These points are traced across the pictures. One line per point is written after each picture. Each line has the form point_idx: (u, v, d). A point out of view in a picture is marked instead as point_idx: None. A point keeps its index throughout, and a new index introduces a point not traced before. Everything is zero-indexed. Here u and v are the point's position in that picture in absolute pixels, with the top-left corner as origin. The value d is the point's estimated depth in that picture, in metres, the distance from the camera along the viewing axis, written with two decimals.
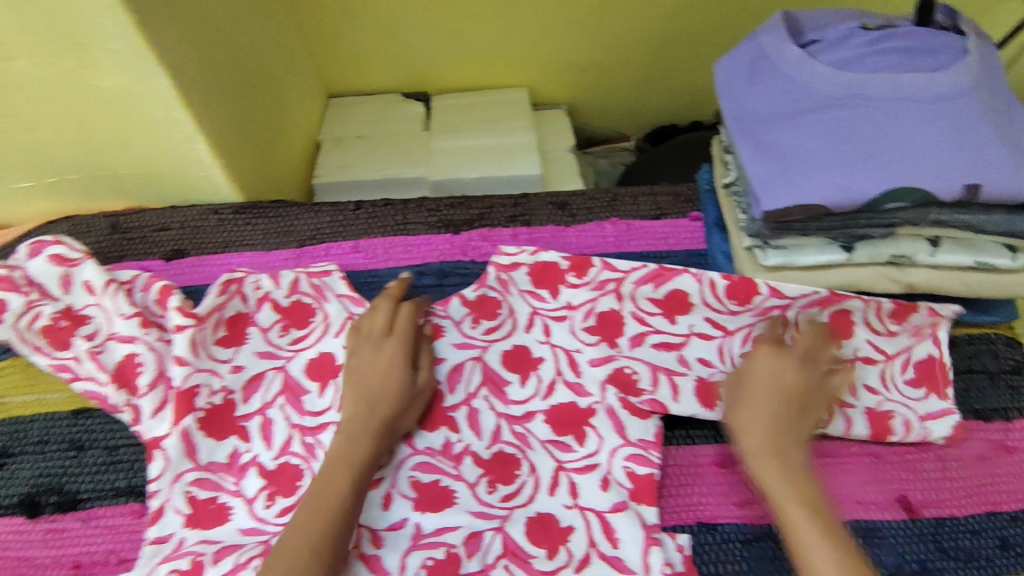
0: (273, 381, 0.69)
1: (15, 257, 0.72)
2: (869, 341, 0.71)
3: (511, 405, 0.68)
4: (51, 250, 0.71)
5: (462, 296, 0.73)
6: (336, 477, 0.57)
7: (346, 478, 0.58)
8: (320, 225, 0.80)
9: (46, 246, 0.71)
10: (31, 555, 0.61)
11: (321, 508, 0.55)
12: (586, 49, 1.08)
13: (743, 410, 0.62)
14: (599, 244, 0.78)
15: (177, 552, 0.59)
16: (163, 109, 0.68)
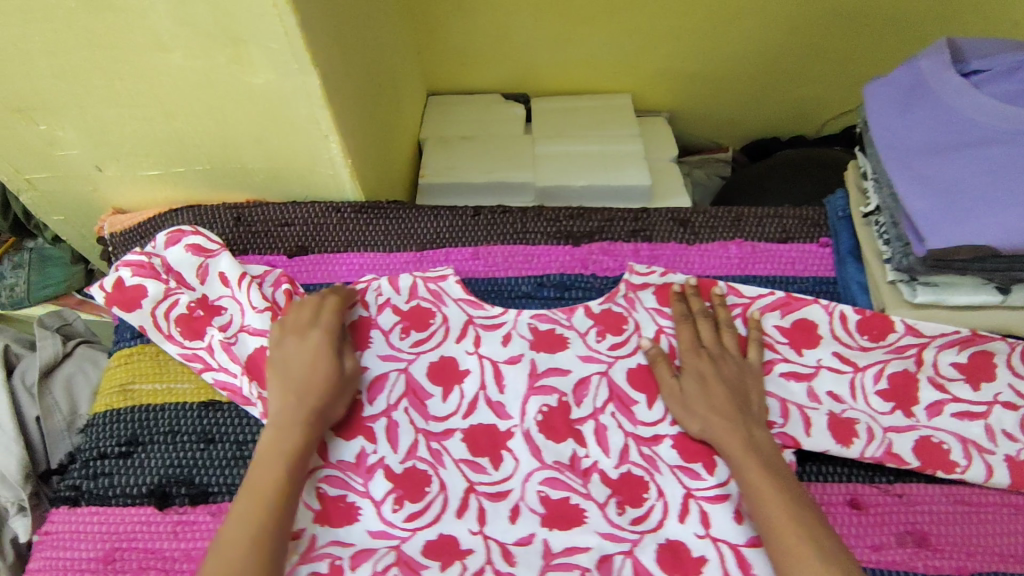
0: (395, 384, 0.68)
1: (153, 245, 0.74)
2: (1011, 385, 0.67)
3: (641, 426, 0.67)
4: (189, 240, 0.73)
5: (589, 308, 0.72)
6: (263, 478, 0.57)
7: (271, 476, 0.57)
8: (440, 229, 0.79)
9: (185, 236, 0.74)
10: (160, 546, 0.62)
11: (254, 506, 0.55)
12: (695, 58, 1.06)
13: (706, 415, 0.63)
14: (724, 265, 0.76)
15: (312, 552, 0.60)
16: (306, 107, 0.68)
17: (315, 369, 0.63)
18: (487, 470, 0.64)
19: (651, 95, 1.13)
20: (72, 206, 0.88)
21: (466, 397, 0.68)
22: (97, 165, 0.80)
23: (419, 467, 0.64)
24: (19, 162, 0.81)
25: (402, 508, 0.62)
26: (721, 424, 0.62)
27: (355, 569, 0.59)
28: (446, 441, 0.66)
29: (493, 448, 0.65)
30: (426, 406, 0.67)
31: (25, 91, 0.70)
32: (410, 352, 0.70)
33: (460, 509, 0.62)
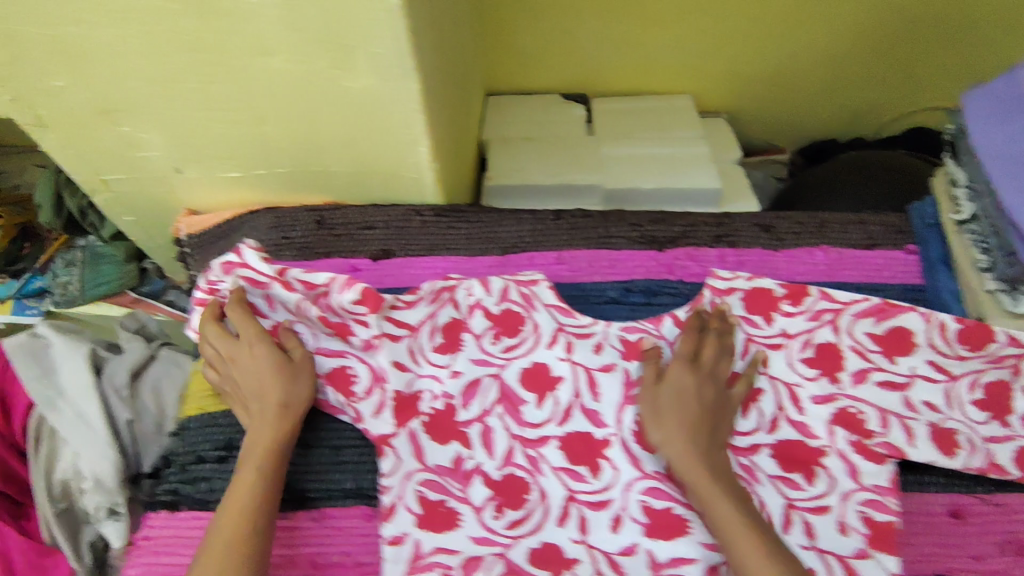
0: (489, 389, 0.68)
1: (212, 277, 0.69)
2: None
3: (738, 436, 0.66)
4: (242, 272, 0.68)
5: (677, 315, 0.71)
6: (239, 502, 0.57)
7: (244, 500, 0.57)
8: (522, 233, 0.79)
9: (236, 266, 0.68)
10: None
11: (235, 529, 0.55)
12: (758, 59, 1.05)
13: (672, 436, 0.62)
14: (811, 271, 0.76)
15: (416, 559, 0.59)
16: (401, 112, 0.67)
17: (267, 375, 0.64)
18: (586, 478, 0.64)
19: (710, 99, 1.12)
20: (143, 207, 0.88)
21: (560, 404, 0.68)
22: (175, 168, 0.80)
23: (518, 474, 0.64)
24: (97, 163, 0.80)
25: (504, 515, 0.62)
26: (688, 448, 0.61)
27: None
28: (542, 447, 0.66)
29: (590, 455, 0.65)
30: (521, 412, 0.67)
31: (114, 93, 0.69)
32: (502, 357, 0.69)
33: (562, 517, 0.62)
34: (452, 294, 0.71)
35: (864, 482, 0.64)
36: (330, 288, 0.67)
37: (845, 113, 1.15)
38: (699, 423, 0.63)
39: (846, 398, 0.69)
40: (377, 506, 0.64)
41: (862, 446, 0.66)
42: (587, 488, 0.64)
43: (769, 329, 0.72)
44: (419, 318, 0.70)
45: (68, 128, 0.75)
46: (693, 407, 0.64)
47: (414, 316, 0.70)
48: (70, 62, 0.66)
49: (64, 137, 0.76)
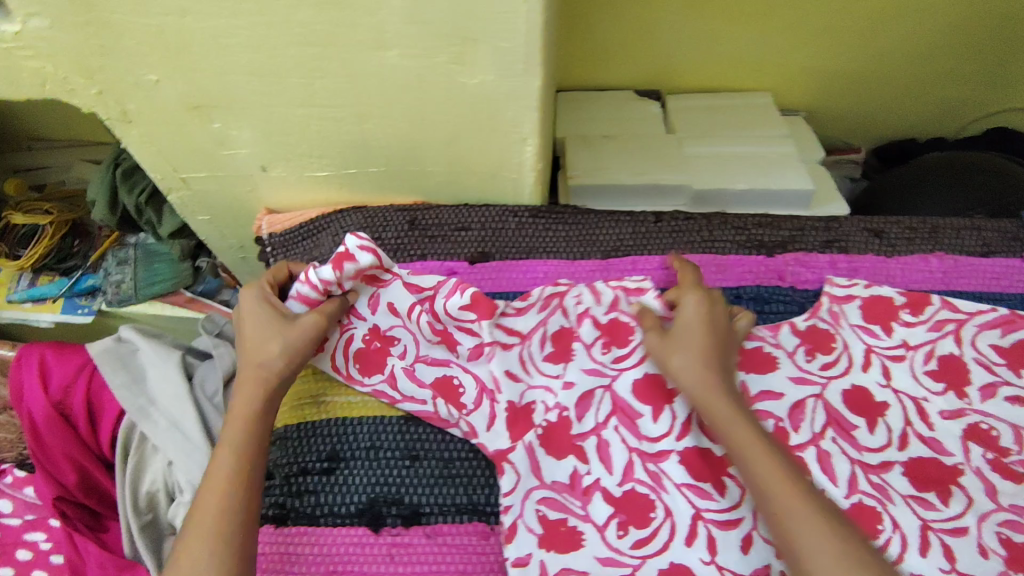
0: (602, 402, 0.64)
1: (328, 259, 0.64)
2: None
3: (868, 453, 0.63)
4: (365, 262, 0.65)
5: (794, 324, 0.68)
6: (207, 511, 0.54)
7: (215, 495, 0.54)
8: (623, 236, 0.76)
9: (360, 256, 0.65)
10: (376, 569, 0.59)
11: (210, 533, 0.52)
12: (841, 55, 1.02)
13: (693, 364, 0.59)
14: (929, 279, 0.73)
15: (541, 575, 0.56)
16: (516, 110, 0.65)
17: (259, 328, 0.63)
18: (712, 496, 0.59)
19: (790, 94, 1.09)
20: (221, 206, 0.85)
21: (678, 417, 0.62)
22: (262, 166, 0.77)
23: (640, 489, 0.60)
24: (179, 161, 0.77)
25: (628, 534, 0.58)
26: (704, 375, 0.59)
27: None
28: (662, 462, 0.61)
29: (714, 472, 0.60)
30: (638, 425, 0.62)
31: (208, 87, 0.66)
32: (614, 368, 0.65)
33: (689, 537, 0.57)
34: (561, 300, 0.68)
35: (1003, 502, 0.61)
36: (436, 292, 0.67)
37: (929, 111, 1.12)
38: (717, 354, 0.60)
39: (976, 414, 0.65)
40: (493, 524, 0.61)
41: (999, 464, 0.63)
42: (715, 510, 0.58)
43: (889, 340, 0.69)
44: (529, 325, 0.67)
45: (154, 125, 0.72)
46: (701, 337, 0.60)
47: (524, 324, 0.67)
48: (170, 57, 0.62)
49: (148, 134, 0.73)
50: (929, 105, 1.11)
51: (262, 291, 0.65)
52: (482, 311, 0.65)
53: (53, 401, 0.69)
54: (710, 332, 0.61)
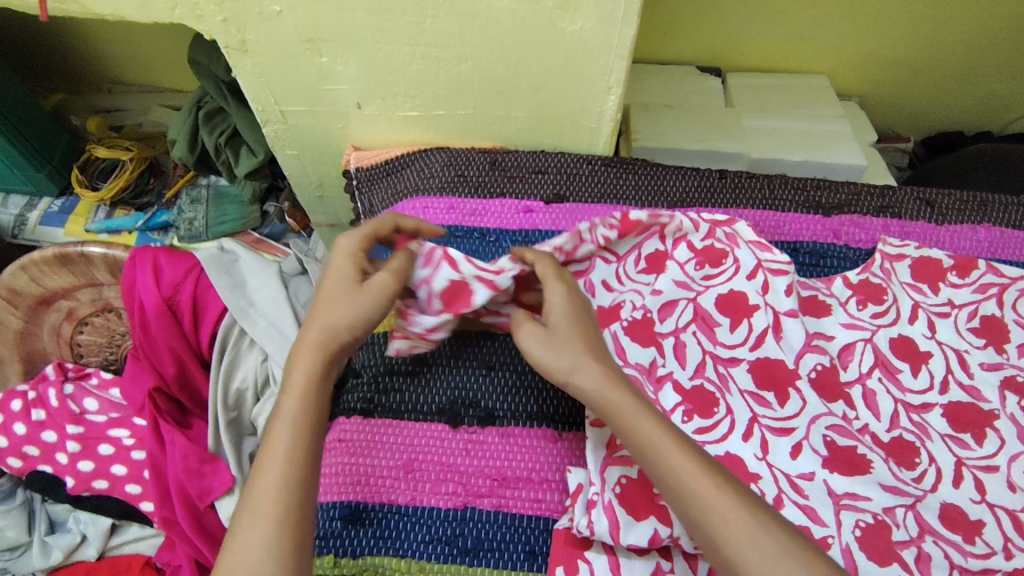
0: (684, 310, 0.72)
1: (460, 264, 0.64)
2: None
3: (910, 394, 0.68)
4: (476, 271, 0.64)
5: (848, 277, 0.74)
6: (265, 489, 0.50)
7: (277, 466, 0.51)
8: (689, 188, 0.81)
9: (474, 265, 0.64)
10: (455, 462, 0.65)
11: (268, 514, 0.49)
12: (898, 45, 1.07)
13: (581, 359, 0.56)
14: (975, 247, 0.78)
15: (614, 444, 0.63)
16: (606, 59, 0.72)
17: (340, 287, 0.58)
18: (772, 405, 0.67)
19: (845, 80, 1.14)
20: (310, 141, 0.91)
21: (754, 329, 0.70)
22: (357, 103, 0.83)
23: (707, 386, 0.67)
24: (282, 93, 0.83)
25: (693, 420, 0.65)
26: (599, 368, 0.56)
27: None
28: (732, 367, 0.69)
29: (776, 383, 0.68)
30: (715, 332, 0.71)
31: (325, 22, 0.72)
32: (702, 284, 0.73)
33: (747, 434, 0.65)
34: (663, 226, 0.73)
35: None
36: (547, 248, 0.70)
37: (978, 104, 1.16)
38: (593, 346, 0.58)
39: (1013, 368, 0.70)
40: (560, 430, 0.67)
41: None
42: (773, 414, 0.66)
43: (936, 298, 0.74)
44: (625, 248, 0.73)
45: (267, 57, 0.78)
46: (578, 329, 0.59)
47: (622, 245, 0.73)
48: None
49: (260, 64, 0.79)
50: (979, 98, 1.15)
51: (350, 251, 0.61)
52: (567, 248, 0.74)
53: (163, 296, 0.76)
54: (574, 319, 0.59)
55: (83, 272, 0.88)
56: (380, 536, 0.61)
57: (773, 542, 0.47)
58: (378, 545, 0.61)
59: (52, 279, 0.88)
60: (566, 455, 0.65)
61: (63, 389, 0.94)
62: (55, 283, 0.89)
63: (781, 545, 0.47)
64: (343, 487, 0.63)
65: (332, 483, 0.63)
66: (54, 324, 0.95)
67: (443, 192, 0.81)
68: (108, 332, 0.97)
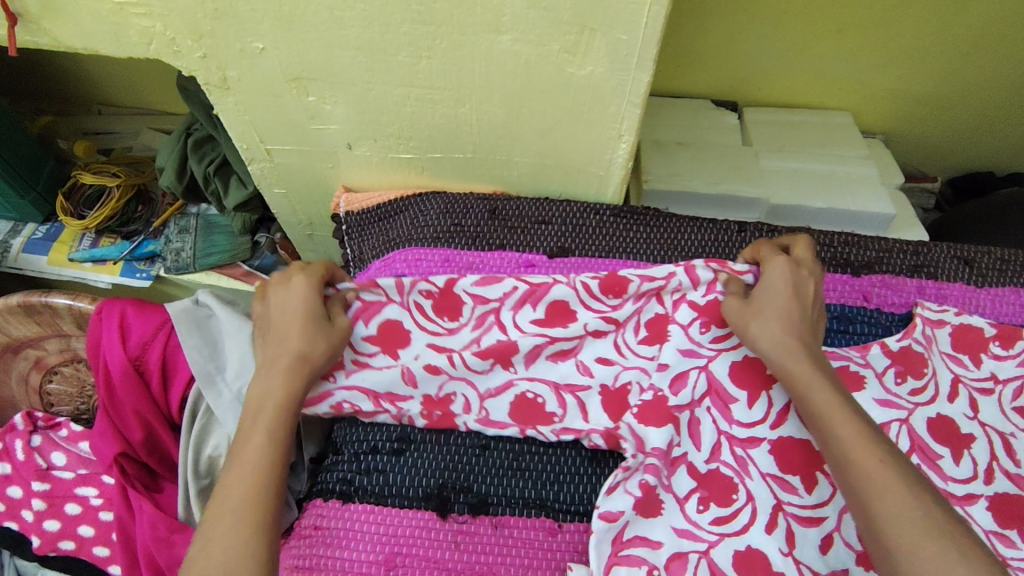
0: (697, 380, 0.63)
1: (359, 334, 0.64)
2: None
3: (953, 483, 0.62)
4: (382, 320, 0.64)
5: (885, 344, 0.67)
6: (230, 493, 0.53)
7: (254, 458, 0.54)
8: (705, 243, 0.75)
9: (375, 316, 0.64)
10: (442, 555, 0.58)
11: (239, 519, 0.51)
12: (928, 82, 1.01)
13: (768, 328, 0.58)
14: (1019, 312, 0.71)
15: (621, 540, 0.57)
16: (618, 105, 0.65)
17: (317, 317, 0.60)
18: (798, 491, 0.59)
19: (869, 117, 1.07)
20: (297, 181, 0.86)
21: (774, 405, 0.61)
22: (348, 143, 0.77)
23: (725, 471, 0.61)
24: (267, 132, 0.77)
25: (709, 510, 0.59)
26: (786, 338, 0.57)
27: None
28: (752, 449, 0.61)
29: (805, 466, 0.60)
30: (730, 409, 0.62)
31: (313, 61, 0.66)
32: (711, 347, 0.63)
33: (770, 525, 0.58)
34: (660, 287, 0.64)
35: None
36: (502, 304, 0.65)
37: (1012, 145, 1.09)
38: (797, 320, 0.58)
39: None
40: (561, 521, 0.60)
41: None
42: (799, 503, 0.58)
43: (977, 371, 0.67)
44: (625, 315, 0.64)
45: (251, 94, 0.72)
46: (788, 303, 0.59)
47: (621, 311, 0.64)
48: (285, 29, 0.63)
49: (243, 102, 0.74)
50: (1014, 138, 1.08)
51: (306, 297, 0.61)
52: (557, 321, 0.65)
53: (130, 356, 0.69)
54: (791, 291, 0.59)
55: (49, 322, 0.83)
56: None
57: (925, 523, 0.46)
58: None
59: (17, 327, 0.83)
60: (566, 551, 0.59)
61: (30, 440, 0.88)
62: (20, 333, 0.83)
63: (940, 541, 0.45)
64: None
65: None
66: (22, 372, 0.89)
67: (439, 244, 0.75)
68: (79, 384, 0.90)
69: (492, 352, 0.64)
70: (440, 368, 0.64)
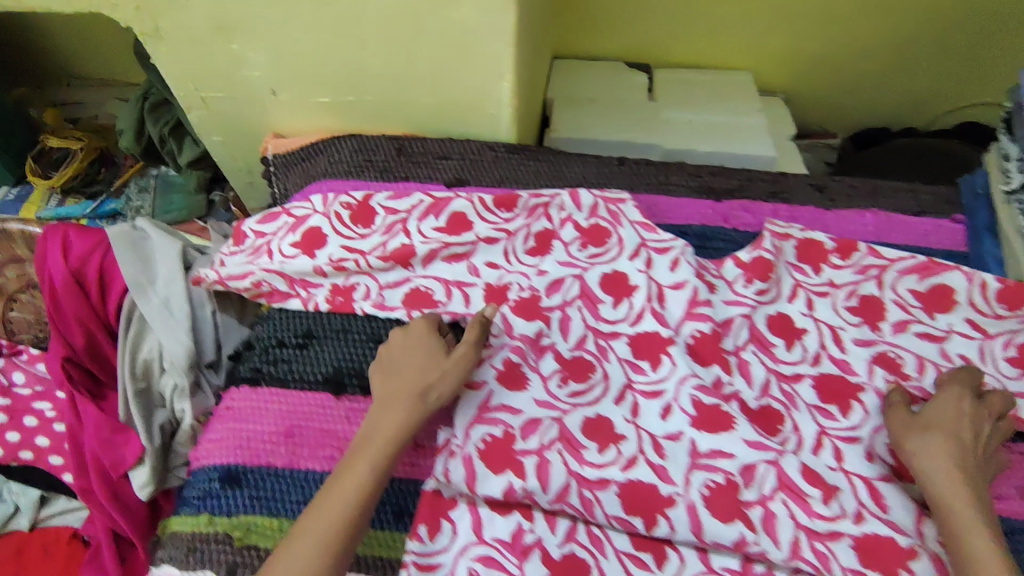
0: (570, 286, 0.75)
1: (285, 238, 0.78)
2: None
3: (781, 364, 0.71)
4: (309, 224, 0.78)
5: (738, 258, 0.75)
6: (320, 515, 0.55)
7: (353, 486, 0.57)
8: (587, 174, 0.84)
9: (304, 221, 0.79)
10: (336, 427, 0.68)
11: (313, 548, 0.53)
12: (815, 41, 1.10)
13: (930, 440, 0.61)
14: (862, 231, 0.79)
15: (484, 408, 0.66)
16: (494, 45, 0.74)
17: (426, 356, 0.64)
18: (645, 371, 0.70)
19: (769, 77, 1.17)
20: (233, 128, 0.94)
21: (634, 307, 0.73)
22: (272, 89, 0.86)
23: (586, 356, 0.71)
24: (199, 79, 0.86)
25: (568, 386, 0.69)
26: (943, 453, 0.60)
27: (525, 438, 0.65)
28: (612, 341, 0.72)
29: (652, 353, 0.71)
30: (598, 308, 0.74)
31: (229, 8, 0.75)
32: (586, 262, 0.76)
33: (618, 397, 0.69)
34: (546, 207, 0.79)
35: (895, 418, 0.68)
36: (410, 214, 0.78)
37: (900, 102, 1.18)
38: (964, 438, 0.61)
39: (886, 344, 0.72)
40: None
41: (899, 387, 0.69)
42: (644, 379, 0.69)
43: (817, 278, 0.76)
44: (515, 226, 0.78)
45: (182, 43, 0.81)
46: (955, 421, 0.63)
47: (512, 223, 0.78)
48: None
49: (175, 51, 0.82)
50: (900, 95, 1.17)
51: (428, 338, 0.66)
52: (452, 229, 0.77)
53: (70, 269, 0.79)
54: (960, 413, 0.63)
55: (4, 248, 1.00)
56: (253, 496, 0.64)
57: None
58: (253, 504, 0.64)
59: None
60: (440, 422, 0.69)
61: None
62: None
63: None
64: (225, 452, 0.67)
65: (215, 448, 0.68)
66: None
67: (349, 175, 0.84)
68: (35, 310, 1.00)
69: (392, 255, 0.75)
70: (348, 267, 0.75)
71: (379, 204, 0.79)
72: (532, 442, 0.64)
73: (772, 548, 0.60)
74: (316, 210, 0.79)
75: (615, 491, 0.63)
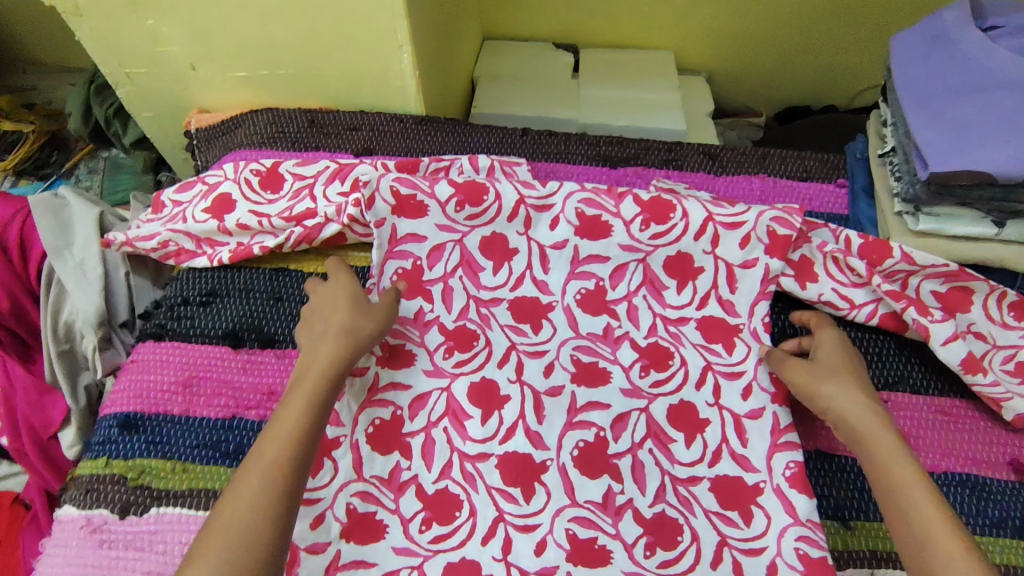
0: (451, 253, 0.76)
1: (194, 207, 0.82)
2: (985, 321, 0.73)
3: (669, 309, 0.75)
4: (220, 190, 0.82)
5: (638, 196, 0.76)
6: (260, 464, 0.54)
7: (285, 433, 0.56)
8: (491, 143, 0.88)
9: (215, 189, 0.82)
10: (232, 378, 0.72)
11: (256, 494, 0.52)
12: (731, 21, 1.14)
13: (843, 387, 0.63)
14: (748, 195, 0.83)
15: (373, 389, 0.69)
16: (389, 17, 0.78)
17: (348, 305, 0.67)
18: (526, 334, 0.74)
19: (691, 57, 1.21)
20: (159, 104, 0.98)
21: (513, 272, 0.76)
22: (191, 64, 0.90)
23: (468, 326, 0.73)
24: (121, 56, 0.89)
25: (453, 356, 0.72)
26: (860, 398, 0.62)
27: (413, 418, 0.68)
28: (493, 308, 0.75)
29: (533, 316, 0.75)
30: (478, 276, 0.76)
31: None
32: (465, 225, 0.77)
33: (502, 360, 0.72)
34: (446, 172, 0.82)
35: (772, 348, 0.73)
36: (316, 179, 0.81)
37: (818, 81, 1.22)
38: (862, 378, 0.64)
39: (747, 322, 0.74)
40: None
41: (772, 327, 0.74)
42: (525, 341, 0.73)
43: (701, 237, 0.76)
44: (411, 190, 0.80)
45: (100, 22, 0.84)
46: (846, 360, 0.66)
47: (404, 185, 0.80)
48: None
49: (94, 29, 0.85)
50: (816, 74, 1.21)
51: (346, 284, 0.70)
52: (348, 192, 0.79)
53: None
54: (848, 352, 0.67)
55: None
56: (149, 441, 0.68)
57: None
58: (147, 449, 0.68)
59: None
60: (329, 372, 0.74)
61: None
62: None
63: None
64: (124, 402, 0.71)
65: (118, 399, 0.71)
66: None
67: (263, 146, 0.88)
68: None
69: (293, 216, 0.78)
70: (250, 227, 0.78)
71: (286, 170, 0.82)
72: (420, 420, 0.68)
73: (637, 495, 0.65)
74: (225, 178, 0.83)
75: (494, 462, 0.66)
